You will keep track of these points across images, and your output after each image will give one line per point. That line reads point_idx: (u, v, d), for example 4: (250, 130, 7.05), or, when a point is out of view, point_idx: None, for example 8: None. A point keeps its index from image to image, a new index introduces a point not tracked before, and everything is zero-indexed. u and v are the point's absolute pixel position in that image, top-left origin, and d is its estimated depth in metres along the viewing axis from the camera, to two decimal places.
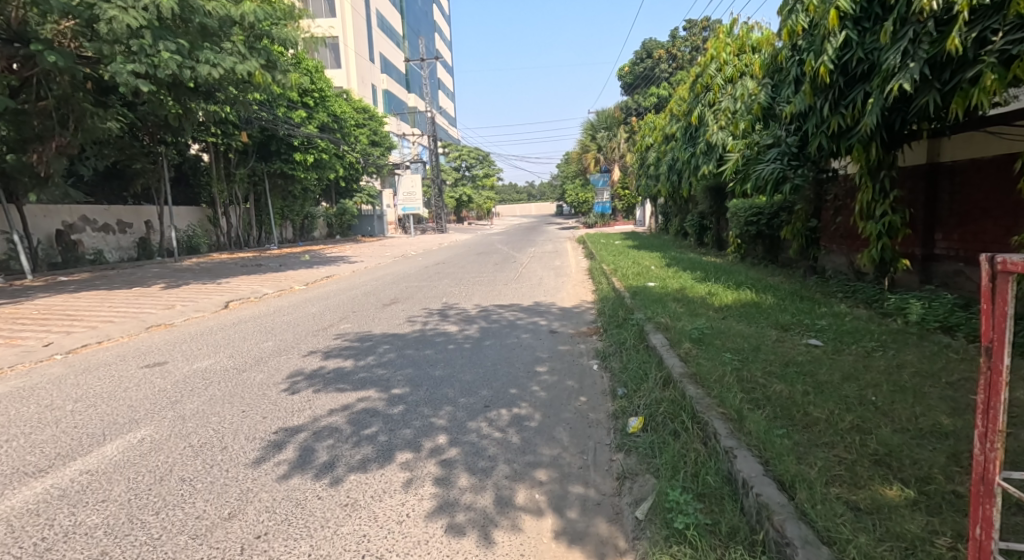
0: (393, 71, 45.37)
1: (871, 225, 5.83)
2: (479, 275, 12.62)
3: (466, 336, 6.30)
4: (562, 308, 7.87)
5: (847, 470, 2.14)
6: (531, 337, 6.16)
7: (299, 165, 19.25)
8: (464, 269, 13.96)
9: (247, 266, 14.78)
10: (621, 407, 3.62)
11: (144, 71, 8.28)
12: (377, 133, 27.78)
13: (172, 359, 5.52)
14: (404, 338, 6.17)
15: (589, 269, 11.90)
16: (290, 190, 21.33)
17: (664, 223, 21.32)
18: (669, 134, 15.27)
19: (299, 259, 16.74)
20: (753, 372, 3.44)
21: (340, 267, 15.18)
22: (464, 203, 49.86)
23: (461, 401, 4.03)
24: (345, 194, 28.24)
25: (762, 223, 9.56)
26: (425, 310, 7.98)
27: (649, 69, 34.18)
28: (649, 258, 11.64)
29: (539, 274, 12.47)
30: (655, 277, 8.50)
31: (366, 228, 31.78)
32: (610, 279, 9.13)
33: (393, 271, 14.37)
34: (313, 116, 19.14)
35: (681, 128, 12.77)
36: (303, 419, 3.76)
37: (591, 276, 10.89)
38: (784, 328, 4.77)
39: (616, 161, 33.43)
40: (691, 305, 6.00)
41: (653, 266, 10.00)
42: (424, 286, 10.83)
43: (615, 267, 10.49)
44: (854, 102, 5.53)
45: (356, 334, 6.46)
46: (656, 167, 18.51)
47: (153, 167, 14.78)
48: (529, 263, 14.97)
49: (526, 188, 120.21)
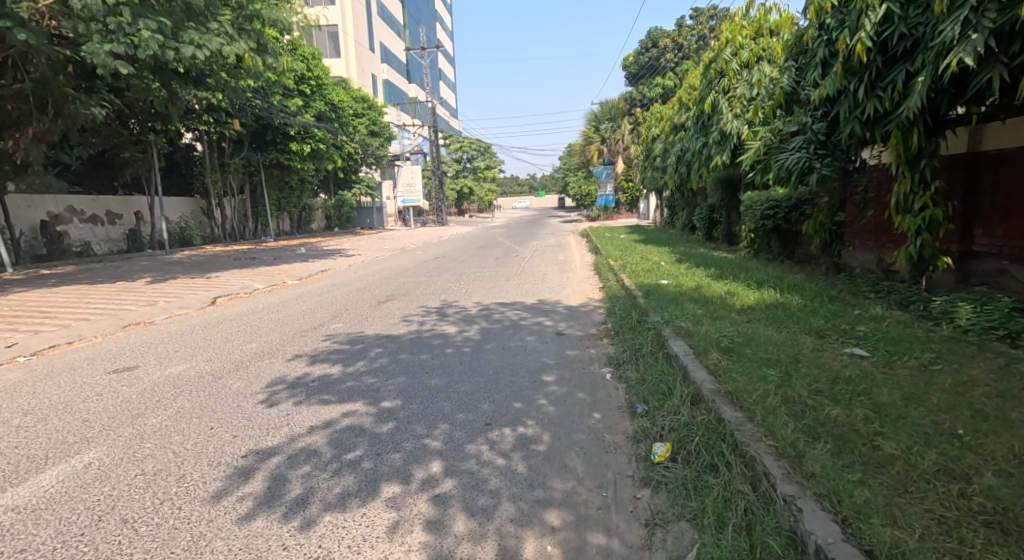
0: (393, 60, 44.69)
1: (909, 219, 5.33)
2: (480, 269, 12.18)
3: (466, 338, 5.82)
4: (568, 307, 7.39)
5: (951, 535, 1.68)
6: (536, 340, 5.68)
7: (295, 155, 18.82)
8: (465, 264, 13.50)
9: (240, 259, 14.31)
10: (642, 429, 3.14)
11: (123, 51, 7.76)
12: (376, 123, 27.25)
13: (144, 362, 5.05)
14: (399, 340, 5.70)
15: (595, 264, 11.44)
16: (286, 181, 20.84)
17: (669, 216, 20.78)
18: (678, 124, 14.77)
19: (295, 252, 16.27)
20: (798, 389, 2.96)
21: (337, 261, 14.71)
22: (465, 196, 49.28)
23: (459, 418, 3.55)
24: (344, 184, 27.59)
25: (780, 216, 9.08)
26: (422, 309, 7.50)
27: (653, 59, 33.54)
28: (658, 253, 11.19)
29: (542, 269, 11.98)
30: (667, 274, 8.04)
31: (365, 220, 31.28)
32: (620, 275, 8.65)
33: (392, 265, 13.90)
34: (309, 104, 18.62)
35: (691, 116, 12.27)
36: (278, 439, 3.29)
37: (597, 272, 10.41)
38: (819, 334, 4.28)
39: (620, 153, 32.90)
40: (711, 306, 5.51)
41: (663, 262, 9.54)
42: (422, 282, 10.35)
43: (623, 262, 10.03)
44: (894, 83, 5.03)
45: (348, 335, 5.98)
46: (663, 159, 17.95)
47: (142, 156, 14.28)
48: (532, 257, 14.55)
49: (528, 181, 119.39)
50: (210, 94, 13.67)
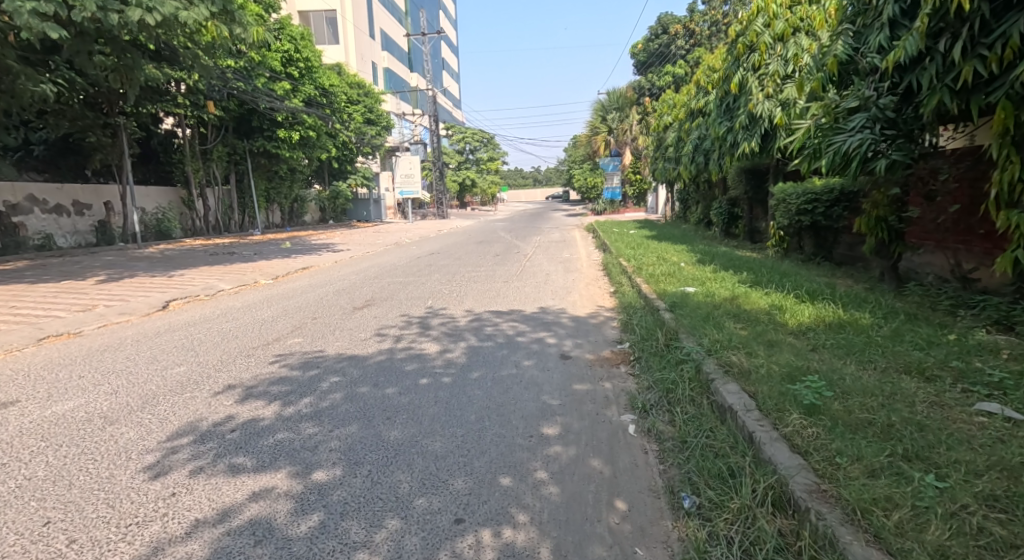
0: (394, 47, 43.37)
1: (1013, 215, 4.12)
2: (477, 268, 11.03)
3: (448, 362, 4.68)
4: (574, 319, 6.24)
5: None
6: (536, 366, 4.51)
7: (284, 143, 17.84)
8: (461, 262, 12.38)
9: (219, 253, 13.20)
10: (699, 546, 1.99)
11: (53, 11, 6.63)
12: (372, 110, 26.08)
13: (29, 395, 3.90)
14: (364, 365, 4.55)
15: (605, 264, 10.29)
16: (275, 170, 19.68)
17: (682, 210, 19.53)
18: (696, 110, 13.56)
19: (279, 246, 15.15)
20: (964, 502, 1.79)
21: (322, 256, 13.59)
22: (467, 187, 48.05)
23: (417, 509, 2.41)
24: (338, 175, 26.42)
25: (819, 212, 7.95)
26: (402, 319, 6.34)
27: (663, 46, 32.10)
28: (674, 252, 10.04)
29: (545, 268, 10.79)
30: (688, 278, 6.88)
31: (362, 212, 30.14)
32: (635, 277, 7.53)
33: (381, 263, 12.76)
34: (297, 88, 17.51)
35: (713, 100, 11.07)
36: (134, 551, 2.15)
37: (607, 274, 9.24)
38: (925, 375, 3.10)
39: (628, 144, 31.65)
40: (758, 326, 4.35)
41: (683, 263, 8.38)
42: (410, 283, 9.23)
43: (637, 262, 8.89)
44: (1009, 36, 3.87)
45: (304, 357, 4.83)
46: (677, 148, 16.69)
47: (112, 141, 13.10)
48: (534, 255, 13.39)
49: (532, 174, 117.95)
50: (175, 71, 12.95)
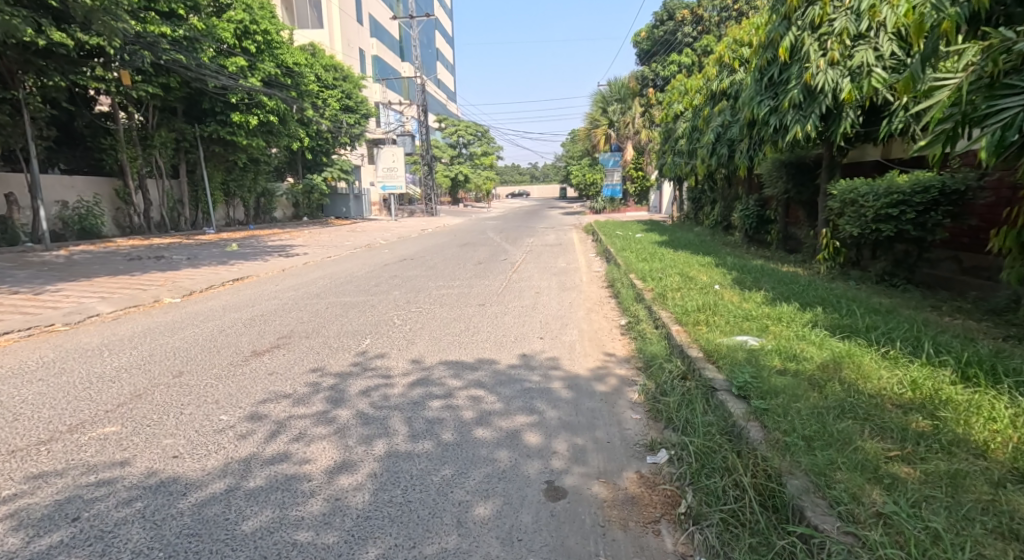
0: (382, 33, 40.90)
1: None
2: (451, 283, 8.89)
3: (334, 503, 2.51)
4: (568, 384, 4.11)
5: None
6: (496, 523, 2.35)
7: (240, 129, 15.84)
8: (435, 272, 10.23)
9: (141, 257, 10.92)
10: None
11: None
12: (350, 97, 23.90)
13: None
14: (163, 517, 2.37)
15: (611, 280, 8.17)
16: (233, 161, 17.48)
17: (694, 211, 17.38)
18: (719, 92, 11.48)
19: (225, 248, 12.93)
20: None
21: (271, 262, 11.42)
22: (459, 183, 45.86)
23: None
24: (314, 167, 24.13)
25: (906, 219, 5.88)
26: (308, 380, 4.16)
27: (668, 33, 29.93)
28: (699, 267, 7.92)
29: (534, 285, 8.65)
30: (735, 316, 4.72)
31: (340, 208, 27.84)
32: (656, 308, 5.38)
33: (335, 272, 10.56)
34: (255, 66, 15.31)
35: (748, 74, 9.05)
36: None
37: (614, 297, 7.12)
38: None
39: (630, 139, 29.58)
40: (940, 457, 2.20)
41: (717, 286, 6.26)
42: (357, 306, 7.08)
43: (654, 282, 6.78)
44: None
45: (71, 485, 2.60)
46: (691, 141, 14.54)
47: (14, 120, 10.88)
48: (523, 263, 11.28)
49: (529, 169, 115.40)
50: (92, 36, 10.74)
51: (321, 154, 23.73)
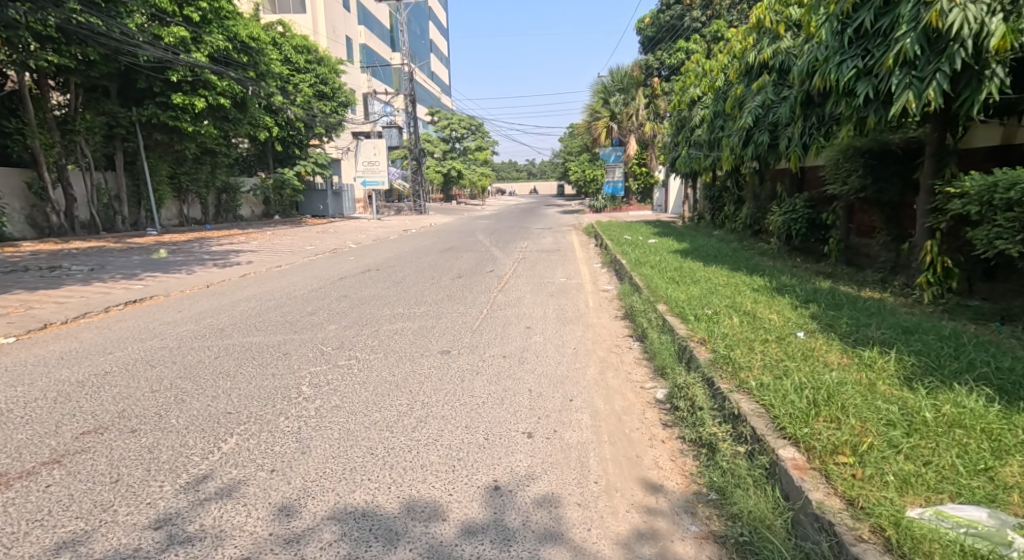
0: (370, 19, 38.37)
1: None
2: (412, 310, 6.63)
3: None
4: None
5: None
6: None
7: (185, 113, 13.70)
8: (398, 291, 7.99)
9: (27, 268, 8.58)
10: None
11: None
12: (325, 83, 21.56)
13: None
14: None
15: (629, 312, 5.94)
16: (182, 151, 15.20)
17: (712, 213, 15.18)
18: (759, 65, 9.24)
19: (151, 255, 10.65)
20: None
21: (197, 275, 9.14)
22: (452, 179, 43.22)
23: None
24: (286, 161, 21.82)
25: None
26: None
27: (674, 18, 27.62)
28: (751, 293, 5.70)
29: (523, 314, 6.44)
30: (897, 425, 2.47)
31: (316, 205, 25.36)
32: (726, 388, 3.15)
33: (273, 289, 8.29)
34: (200, 38, 13.10)
35: (812, 31, 6.82)
36: None
37: (637, 345, 4.91)
38: None
39: (634, 132, 27.35)
40: None
41: (803, 338, 4.07)
42: (260, 356, 4.81)
43: (700, 322, 4.55)
44: None
45: None
46: (714, 130, 12.27)
47: None
48: (512, 279, 9.02)
49: (526, 166, 112.23)
50: None
51: (293, 146, 21.35)
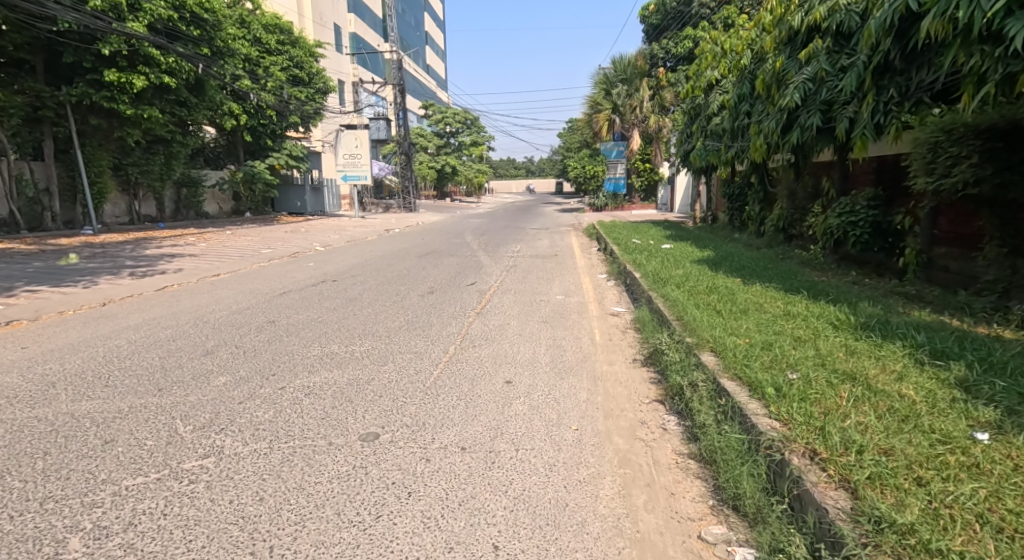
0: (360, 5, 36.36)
1: None
2: (349, 349, 4.77)
3: None
4: None
5: None
6: None
7: (124, 96, 11.67)
8: (344, 314, 6.14)
9: None
10: None
11: None
12: (300, 68, 19.60)
13: None
14: None
15: (656, 359, 4.11)
16: (126, 139, 13.34)
17: (732, 214, 13.33)
18: (808, 29, 7.36)
19: (61, 260, 8.76)
20: None
21: (102, 287, 7.28)
22: (446, 175, 41.32)
23: None
24: (259, 153, 19.94)
25: None
26: None
27: (682, 3, 25.58)
28: (835, 335, 3.86)
29: (501, 354, 4.61)
30: None
31: (294, 202, 23.49)
32: None
33: (186, 309, 6.43)
34: (138, 5, 11.27)
35: None
36: None
37: (675, 429, 3.07)
38: None
39: (637, 125, 25.40)
40: None
41: (998, 450, 2.22)
42: (62, 444, 2.95)
43: (785, 402, 2.72)
44: None
45: None
46: (738, 116, 10.40)
47: None
48: (495, 296, 7.16)
49: (524, 162, 110.41)
50: None
51: (265, 136, 19.47)
